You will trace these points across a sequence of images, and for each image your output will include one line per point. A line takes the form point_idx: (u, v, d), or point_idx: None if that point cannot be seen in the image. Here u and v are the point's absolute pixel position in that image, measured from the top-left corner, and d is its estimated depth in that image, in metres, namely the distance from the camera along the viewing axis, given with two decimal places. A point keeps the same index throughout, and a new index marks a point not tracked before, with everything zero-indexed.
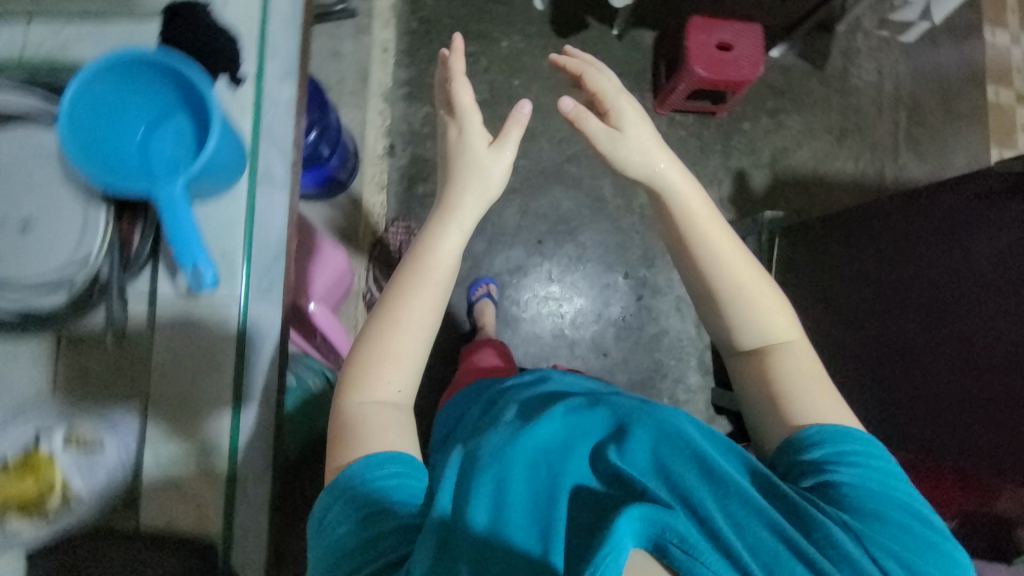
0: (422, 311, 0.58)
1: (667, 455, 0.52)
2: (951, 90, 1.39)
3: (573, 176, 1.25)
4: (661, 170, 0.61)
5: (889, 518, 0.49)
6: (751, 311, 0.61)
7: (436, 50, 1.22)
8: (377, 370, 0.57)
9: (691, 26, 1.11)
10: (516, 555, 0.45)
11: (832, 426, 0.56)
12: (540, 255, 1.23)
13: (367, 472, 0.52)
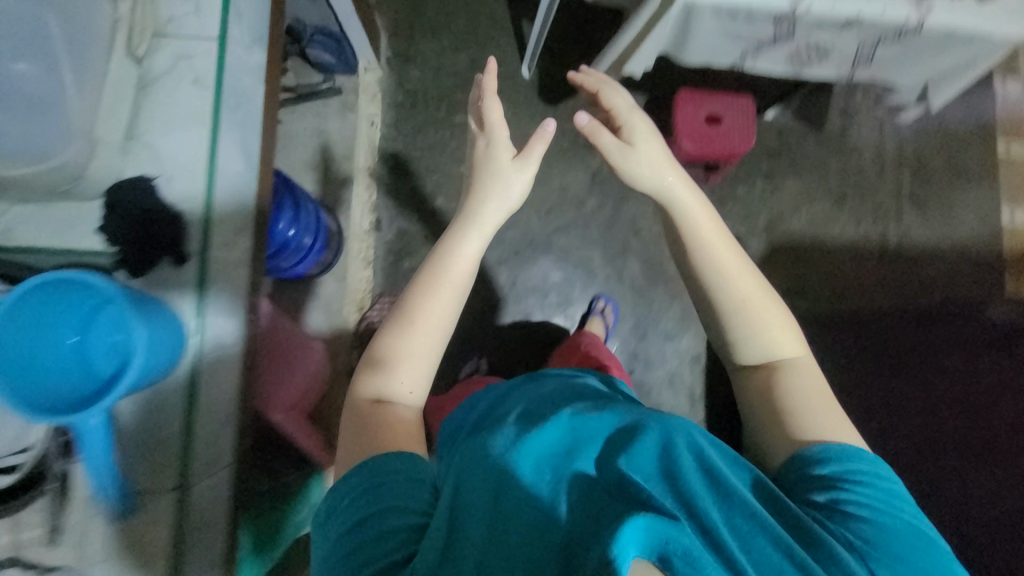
0: (436, 304, 0.59)
1: (675, 461, 0.46)
2: (957, 146, 1.34)
3: (561, 246, 1.23)
4: (671, 182, 0.64)
5: (891, 539, 0.46)
6: (753, 321, 0.62)
7: (423, 122, 1.21)
8: (392, 356, 0.58)
9: (681, 97, 1.07)
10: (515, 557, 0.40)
11: (839, 448, 0.52)
12: (530, 329, 1.21)
13: (374, 470, 0.49)
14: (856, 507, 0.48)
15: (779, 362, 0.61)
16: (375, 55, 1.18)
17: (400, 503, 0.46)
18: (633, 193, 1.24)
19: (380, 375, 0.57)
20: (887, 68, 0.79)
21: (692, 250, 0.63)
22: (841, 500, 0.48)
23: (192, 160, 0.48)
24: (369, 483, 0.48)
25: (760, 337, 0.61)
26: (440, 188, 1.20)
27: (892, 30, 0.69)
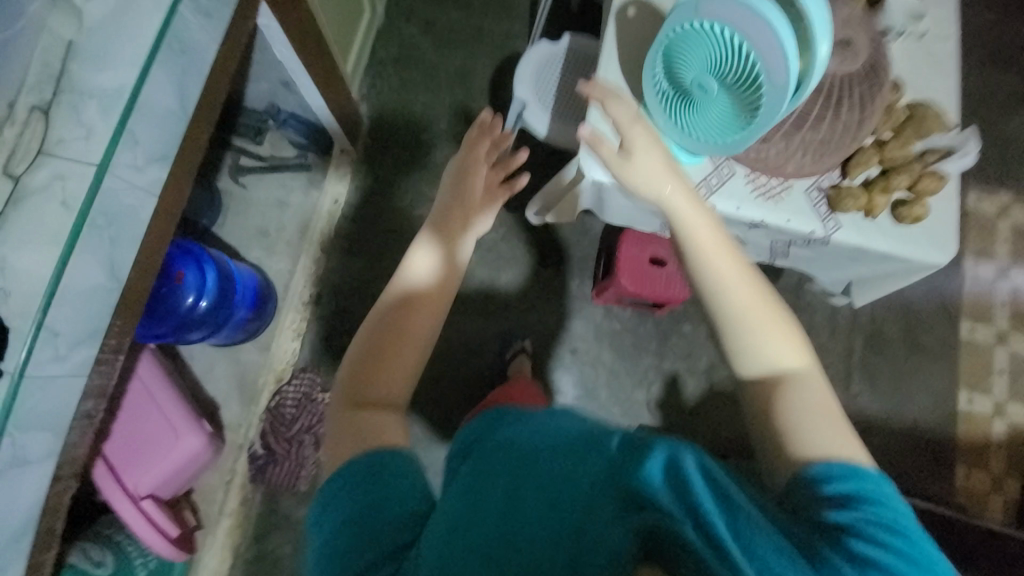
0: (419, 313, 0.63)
1: (674, 479, 0.40)
2: (919, 320, 1.32)
3: (495, 353, 1.20)
4: (673, 193, 0.58)
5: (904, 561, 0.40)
6: (742, 325, 0.53)
7: (385, 208, 1.24)
8: (358, 363, 0.59)
9: (626, 237, 1.09)
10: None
11: (846, 469, 0.45)
12: (448, 432, 1.17)
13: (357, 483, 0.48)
14: (896, 537, 0.41)
15: (778, 371, 0.52)
16: (352, 139, 1.22)
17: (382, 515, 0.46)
18: (577, 312, 1.24)
19: (357, 382, 0.57)
20: (803, 264, 0.80)
21: (687, 258, 0.56)
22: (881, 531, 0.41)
23: (40, 271, 0.48)
24: (371, 487, 0.47)
25: (752, 342, 0.53)
26: (387, 275, 1.21)
27: (800, 237, 0.71)
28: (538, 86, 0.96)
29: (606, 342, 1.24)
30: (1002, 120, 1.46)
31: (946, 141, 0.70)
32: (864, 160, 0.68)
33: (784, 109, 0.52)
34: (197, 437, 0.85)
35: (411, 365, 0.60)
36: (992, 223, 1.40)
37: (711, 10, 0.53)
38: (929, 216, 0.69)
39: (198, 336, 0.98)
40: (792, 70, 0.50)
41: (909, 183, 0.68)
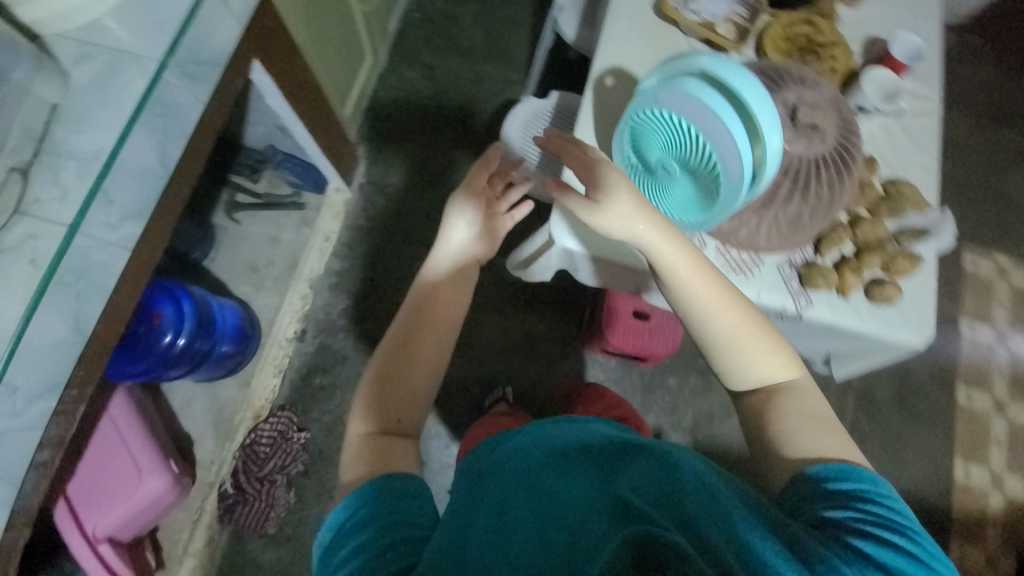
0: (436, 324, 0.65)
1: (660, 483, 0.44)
2: (913, 384, 1.29)
3: (474, 399, 1.18)
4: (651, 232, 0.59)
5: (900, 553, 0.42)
6: (732, 351, 0.57)
7: (376, 248, 1.26)
8: (403, 377, 0.62)
9: (612, 291, 1.08)
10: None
11: (837, 470, 0.48)
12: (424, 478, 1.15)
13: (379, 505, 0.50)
14: (872, 531, 0.43)
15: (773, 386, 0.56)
16: (348, 178, 1.25)
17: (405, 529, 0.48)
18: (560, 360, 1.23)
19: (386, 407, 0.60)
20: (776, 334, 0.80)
21: (681, 287, 0.58)
22: (852, 526, 0.43)
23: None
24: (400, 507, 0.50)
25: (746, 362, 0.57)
26: (371, 314, 1.22)
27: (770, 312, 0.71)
28: (523, 144, 0.98)
29: None
30: (1003, 182, 1.45)
31: (922, 221, 0.70)
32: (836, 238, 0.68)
33: (740, 200, 0.55)
34: (159, 481, 0.87)
35: (434, 363, 0.64)
36: (991, 287, 1.37)
37: (669, 101, 0.56)
38: (902, 295, 0.68)
39: (176, 374, 0.98)
40: (746, 159, 0.52)
41: (881, 261, 0.68)
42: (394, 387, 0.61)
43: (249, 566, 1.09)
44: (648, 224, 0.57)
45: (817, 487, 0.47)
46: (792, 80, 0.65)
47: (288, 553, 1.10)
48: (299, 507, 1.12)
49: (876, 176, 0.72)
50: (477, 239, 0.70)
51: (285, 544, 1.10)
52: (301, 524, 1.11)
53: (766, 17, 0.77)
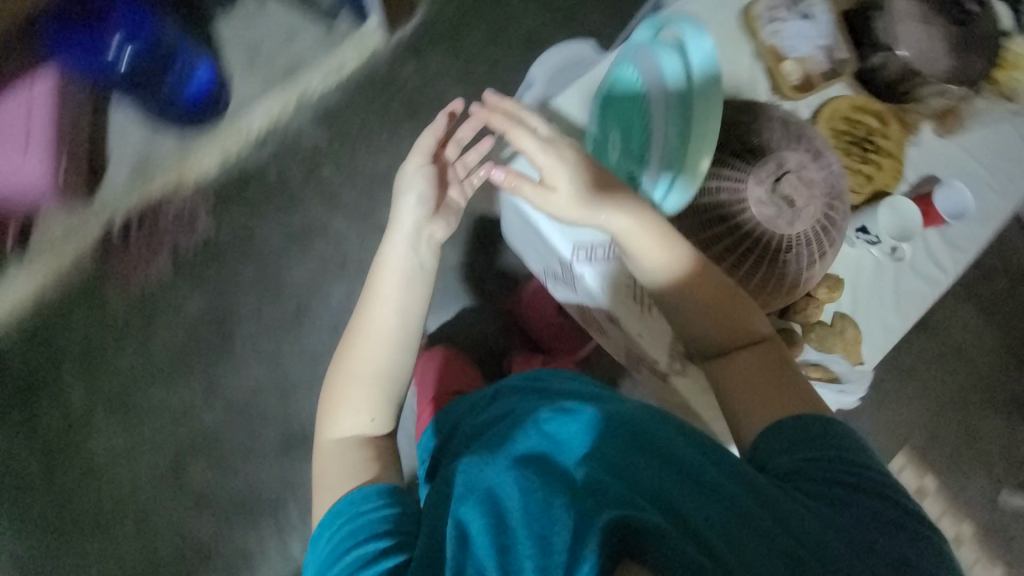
0: (382, 314, 0.71)
1: (610, 464, 0.53)
2: None
3: None
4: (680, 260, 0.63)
5: (829, 492, 0.51)
6: (702, 324, 0.64)
7: (377, 104, 1.19)
8: (382, 365, 0.71)
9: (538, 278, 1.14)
10: (500, 545, 0.50)
11: (805, 429, 0.55)
12: (290, 329, 1.14)
13: (367, 520, 0.59)
14: (841, 487, 0.51)
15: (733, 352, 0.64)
16: (390, 22, 1.16)
17: (398, 542, 0.57)
18: None
19: (335, 411, 0.70)
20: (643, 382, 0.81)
21: (717, 300, 0.63)
22: (818, 485, 0.51)
23: None
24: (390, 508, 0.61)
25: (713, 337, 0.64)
26: (335, 158, 1.17)
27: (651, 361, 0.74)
28: (552, 76, 0.93)
29: None
30: (976, 420, 1.36)
31: (839, 368, 0.66)
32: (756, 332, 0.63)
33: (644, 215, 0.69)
34: (48, 151, 0.97)
35: (379, 366, 0.70)
36: None
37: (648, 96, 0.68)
38: None
39: (133, 100, 1.09)
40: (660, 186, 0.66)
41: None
42: (377, 376, 0.70)
43: (94, 300, 1.09)
44: (663, 253, 0.63)
45: (789, 448, 0.55)
46: (801, 147, 0.60)
47: (134, 315, 1.10)
48: (169, 280, 1.11)
49: (831, 302, 0.66)
50: (433, 213, 0.73)
51: (137, 305, 1.10)
52: (160, 298, 1.11)
53: (839, 85, 0.69)
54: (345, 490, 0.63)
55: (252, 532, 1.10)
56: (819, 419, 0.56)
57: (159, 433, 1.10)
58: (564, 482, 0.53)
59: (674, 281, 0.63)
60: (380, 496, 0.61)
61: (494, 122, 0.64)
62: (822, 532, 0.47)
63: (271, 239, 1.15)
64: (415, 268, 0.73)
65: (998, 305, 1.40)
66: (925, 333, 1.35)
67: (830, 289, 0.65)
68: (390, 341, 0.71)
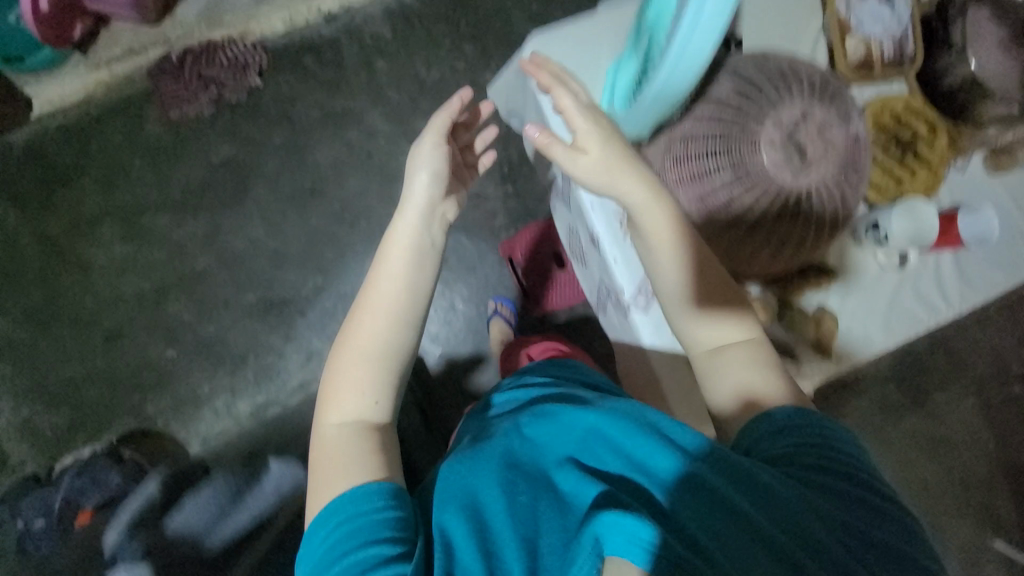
0: (383, 286, 0.64)
1: (589, 469, 0.53)
2: None
3: (393, 192, 1.17)
4: (719, 300, 0.59)
5: (836, 488, 0.48)
6: (710, 352, 0.58)
7: (445, 17, 1.20)
8: (384, 341, 0.62)
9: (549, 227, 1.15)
10: (484, 552, 0.49)
11: (794, 426, 0.52)
12: (298, 200, 1.16)
13: (370, 523, 0.51)
14: (835, 481, 0.48)
15: (732, 347, 0.58)
16: None
17: (405, 549, 0.49)
18: (476, 238, 1.22)
19: (327, 405, 0.61)
20: (611, 326, 0.79)
21: (733, 341, 0.58)
22: (809, 476, 0.48)
23: None
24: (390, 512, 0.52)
25: (729, 371, 0.57)
26: (390, 55, 1.19)
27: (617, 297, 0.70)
28: None
29: (467, 280, 1.22)
30: (947, 519, 1.27)
31: (804, 357, 0.64)
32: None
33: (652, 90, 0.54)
34: None
35: (380, 342, 0.62)
36: None
37: None
38: None
39: None
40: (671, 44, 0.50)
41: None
42: (375, 362, 0.61)
43: (135, 118, 1.14)
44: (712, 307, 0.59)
45: (774, 434, 0.52)
46: (831, 108, 0.56)
47: (166, 142, 1.15)
48: (206, 121, 1.16)
49: (817, 293, 0.64)
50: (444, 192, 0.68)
51: (172, 134, 1.15)
52: (193, 134, 1.15)
53: (899, 83, 0.69)
54: (340, 486, 0.55)
55: (206, 375, 1.13)
56: (812, 415, 0.53)
57: (151, 257, 1.14)
58: (549, 491, 0.53)
59: (700, 328, 0.59)
60: (383, 496, 0.53)
61: (540, 77, 0.61)
62: (819, 528, 0.44)
63: (309, 112, 1.18)
64: (424, 247, 0.66)
65: (1006, 410, 1.31)
66: (917, 412, 1.29)
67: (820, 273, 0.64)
68: (393, 317, 0.62)
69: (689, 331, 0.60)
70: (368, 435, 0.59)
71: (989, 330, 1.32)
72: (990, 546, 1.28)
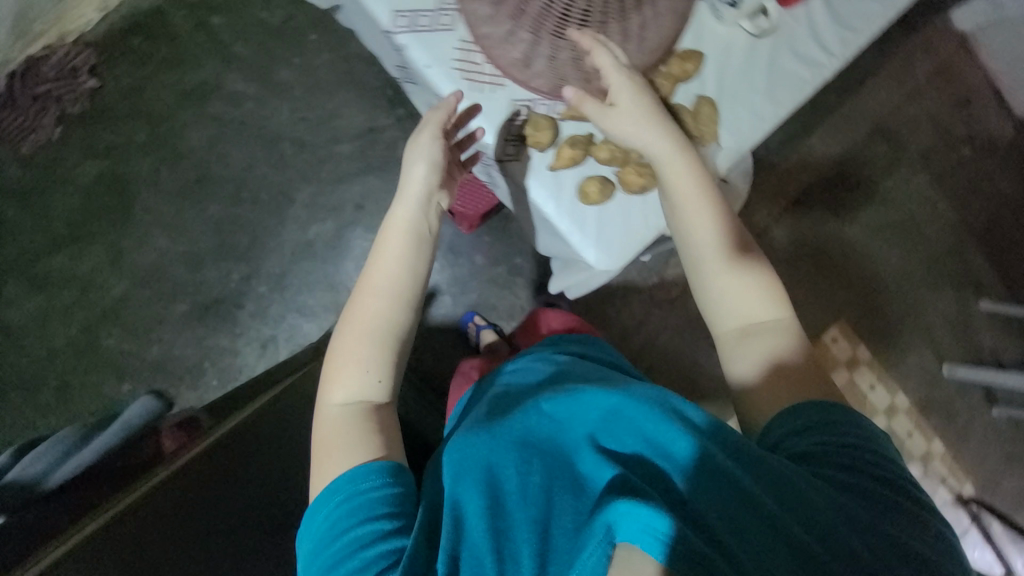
0: (386, 269, 0.57)
1: (614, 450, 0.47)
2: (693, 398, 1.22)
3: (283, 155, 1.11)
4: (728, 254, 0.56)
5: (856, 482, 0.45)
6: (729, 313, 0.57)
7: None
8: (391, 327, 0.57)
9: None
10: (496, 530, 0.45)
11: (817, 419, 0.49)
12: (190, 193, 1.10)
13: (370, 502, 0.49)
14: (855, 477, 0.45)
15: (758, 323, 0.56)
16: None
17: (402, 523, 0.48)
18: (385, 173, 1.14)
19: (333, 376, 0.56)
20: (508, 200, 0.71)
21: (763, 318, 0.56)
22: (830, 472, 0.45)
23: None
24: (393, 488, 0.51)
25: (753, 347, 0.55)
26: (226, 11, 1.10)
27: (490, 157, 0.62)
28: None
29: None
30: (923, 295, 1.28)
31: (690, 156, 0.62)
32: (576, 148, 0.58)
33: None
34: None
35: (388, 335, 0.57)
36: (831, 367, 1.24)
37: None
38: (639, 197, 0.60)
39: None
40: None
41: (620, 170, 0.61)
42: (386, 337, 0.56)
43: None
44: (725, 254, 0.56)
45: (798, 428, 0.49)
46: None
47: (29, 179, 1.07)
48: (62, 145, 1.08)
49: (683, 82, 0.60)
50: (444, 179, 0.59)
51: (32, 168, 1.07)
52: (55, 161, 1.08)
53: None
54: (347, 466, 0.52)
55: (167, 395, 1.09)
56: (834, 407, 0.50)
57: (66, 300, 1.09)
58: (564, 469, 0.48)
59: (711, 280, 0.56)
60: (387, 472, 0.52)
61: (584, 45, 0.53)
62: (839, 526, 0.41)
63: (164, 101, 1.10)
64: (423, 233, 0.58)
65: (958, 175, 1.31)
66: (872, 204, 1.28)
67: (695, 64, 0.60)
68: (401, 299, 0.57)
69: (711, 300, 0.57)
70: (372, 418, 0.55)
71: (919, 102, 1.29)
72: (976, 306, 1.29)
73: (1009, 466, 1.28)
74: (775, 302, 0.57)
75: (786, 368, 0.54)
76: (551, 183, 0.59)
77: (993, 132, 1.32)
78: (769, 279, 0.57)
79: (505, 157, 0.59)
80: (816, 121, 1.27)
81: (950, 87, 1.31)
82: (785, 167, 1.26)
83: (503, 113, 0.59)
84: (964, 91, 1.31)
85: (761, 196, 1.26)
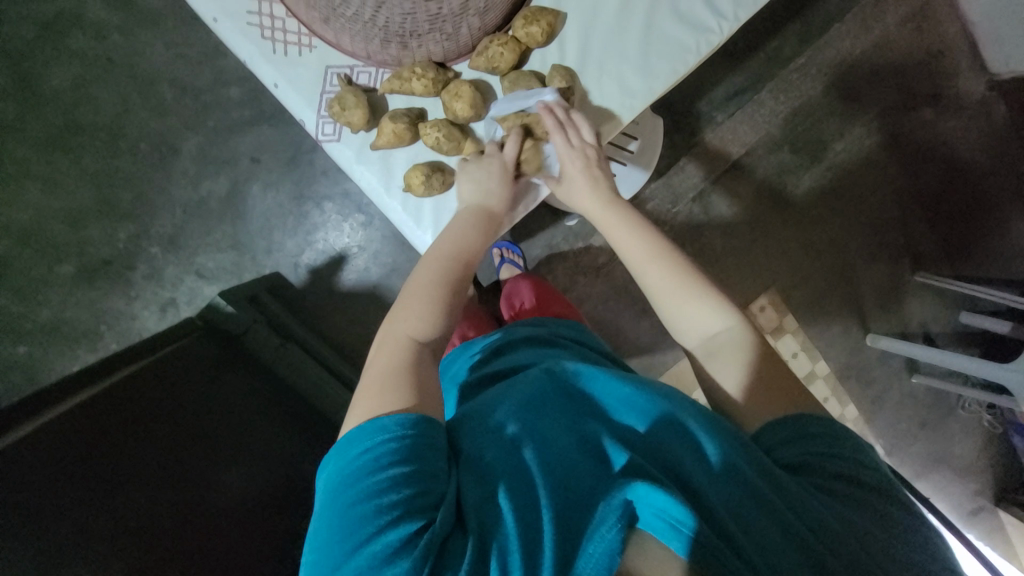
0: (462, 237, 0.55)
1: (631, 440, 0.44)
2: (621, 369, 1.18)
3: (162, 101, 1.01)
4: (663, 261, 0.54)
5: (870, 492, 0.42)
6: (679, 321, 0.54)
7: None
8: (451, 282, 0.53)
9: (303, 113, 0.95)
10: (516, 489, 0.40)
11: (829, 434, 0.44)
12: (63, 143, 1.01)
13: (414, 446, 0.41)
14: (858, 488, 0.42)
15: (709, 336, 0.52)
16: None
17: (439, 485, 0.40)
18: (281, 122, 1.03)
19: (399, 311, 0.52)
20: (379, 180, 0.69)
21: (722, 335, 0.52)
22: (823, 482, 0.42)
23: None
24: (434, 439, 0.43)
25: (723, 376, 0.50)
26: None
27: (320, 133, 0.60)
28: None
29: (292, 176, 1.04)
30: (855, 264, 1.22)
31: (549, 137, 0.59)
32: (399, 121, 0.57)
33: None
34: None
35: (450, 289, 0.53)
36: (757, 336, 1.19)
37: None
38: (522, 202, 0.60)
39: None
40: None
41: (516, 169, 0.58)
42: (448, 291, 0.53)
43: None
44: (672, 269, 0.54)
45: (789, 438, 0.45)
46: None
47: None
48: None
49: (529, 44, 0.57)
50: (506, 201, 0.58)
51: None
52: None
53: None
54: (384, 410, 0.44)
55: (64, 359, 1.04)
56: (845, 430, 0.45)
57: None
58: (580, 447, 0.44)
59: (662, 305, 0.54)
60: (426, 425, 0.43)
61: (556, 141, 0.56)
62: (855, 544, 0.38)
63: (23, 34, 0.98)
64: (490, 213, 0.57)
65: (920, 135, 1.20)
66: (817, 166, 1.19)
67: (542, 26, 0.55)
68: (457, 260, 0.54)
69: (674, 323, 0.54)
70: (415, 357, 0.49)
71: (882, 54, 1.17)
72: (913, 278, 1.22)
73: (921, 431, 1.23)
74: (720, 305, 0.53)
75: (770, 385, 0.49)
76: (381, 169, 0.60)
77: (962, 91, 1.20)
78: (707, 284, 0.54)
79: (323, 137, 0.60)
80: (767, 74, 1.16)
81: (920, 37, 1.17)
82: (726, 125, 1.17)
83: (319, 83, 0.59)
84: (937, 41, 1.18)
85: (699, 157, 1.17)
